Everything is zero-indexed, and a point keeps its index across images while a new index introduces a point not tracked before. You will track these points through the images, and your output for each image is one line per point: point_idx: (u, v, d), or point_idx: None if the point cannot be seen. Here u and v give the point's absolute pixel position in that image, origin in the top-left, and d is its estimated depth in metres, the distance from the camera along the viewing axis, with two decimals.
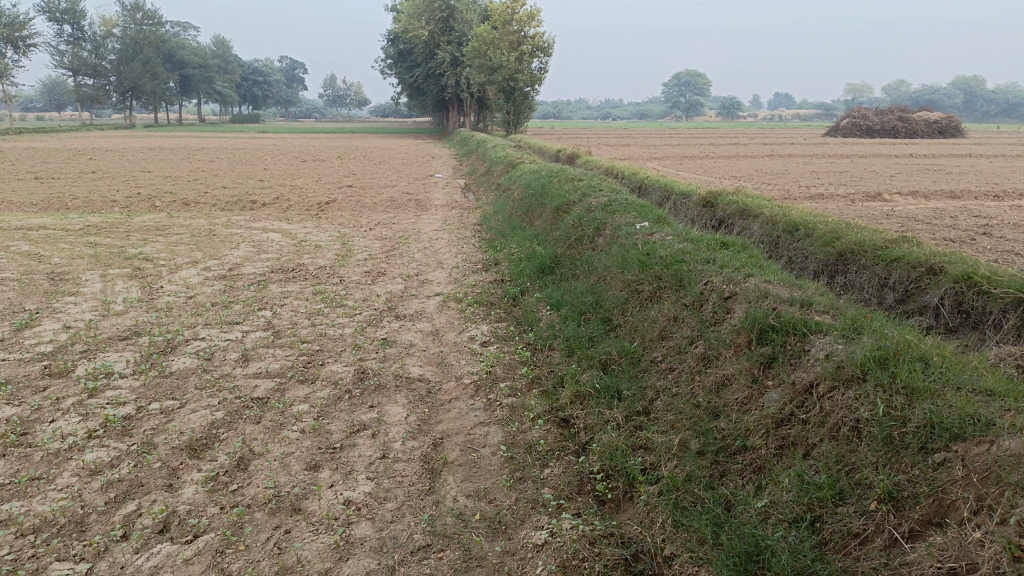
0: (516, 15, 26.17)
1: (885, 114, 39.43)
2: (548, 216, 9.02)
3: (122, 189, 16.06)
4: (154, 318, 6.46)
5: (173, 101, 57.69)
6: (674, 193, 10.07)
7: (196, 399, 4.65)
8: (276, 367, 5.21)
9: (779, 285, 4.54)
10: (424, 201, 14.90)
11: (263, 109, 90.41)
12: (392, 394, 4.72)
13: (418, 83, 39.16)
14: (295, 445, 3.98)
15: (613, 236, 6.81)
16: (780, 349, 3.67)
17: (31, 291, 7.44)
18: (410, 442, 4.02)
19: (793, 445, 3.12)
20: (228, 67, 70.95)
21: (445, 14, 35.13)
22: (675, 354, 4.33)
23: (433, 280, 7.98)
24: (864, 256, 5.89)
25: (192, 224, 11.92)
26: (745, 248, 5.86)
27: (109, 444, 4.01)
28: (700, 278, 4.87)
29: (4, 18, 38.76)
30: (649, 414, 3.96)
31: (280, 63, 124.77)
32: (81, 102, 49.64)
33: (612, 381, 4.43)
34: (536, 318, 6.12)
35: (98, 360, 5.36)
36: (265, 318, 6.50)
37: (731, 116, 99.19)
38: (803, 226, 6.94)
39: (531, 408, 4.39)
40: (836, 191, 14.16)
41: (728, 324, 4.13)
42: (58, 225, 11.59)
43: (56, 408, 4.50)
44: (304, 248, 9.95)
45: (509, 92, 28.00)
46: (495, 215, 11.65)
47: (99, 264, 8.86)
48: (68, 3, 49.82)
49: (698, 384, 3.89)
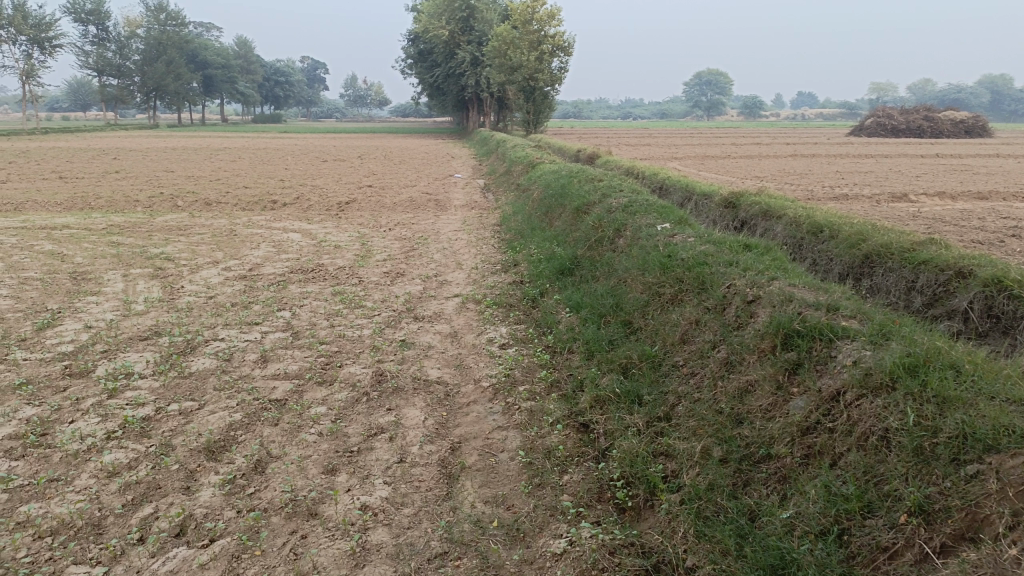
0: (536, 15, 26.13)
1: (910, 114, 38.96)
2: (568, 217, 8.96)
3: (145, 189, 16.19)
4: (175, 318, 6.48)
5: (196, 101, 58.22)
6: (695, 194, 9.97)
7: (214, 400, 4.65)
8: (295, 369, 5.20)
9: (804, 288, 4.45)
10: (443, 201, 14.90)
11: (285, 109, 91.02)
12: (410, 397, 4.68)
13: (438, 83, 39.21)
14: (313, 448, 3.96)
15: (634, 238, 6.74)
16: (805, 355, 3.59)
17: (54, 290, 7.50)
18: (428, 446, 3.98)
19: (819, 454, 3.04)
20: (251, 67, 71.51)
21: (465, 13, 35.15)
22: (697, 358, 4.25)
23: (451, 281, 7.95)
24: (891, 259, 5.76)
25: (213, 224, 11.98)
26: (768, 250, 5.76)
27: (128, 445, 4.01)
28: (723, 281, 4.79)
29: (32, 19, 39.31)
30: (670, 420, 3.89)
31: (301, 64, 125.60)
32: (106, 102, 50.26)
33: (632, 386, 4.36)
34: (555, 321, 6.06)
35: (118, 360, 5.37)
36: (284, 318, 6.49)
37: (753, 116, 98.49)
38: (827, 228, 6.82)
39: (550, 412, 4.34)
40: (860, 193, 13.97)
41: (752, 329, 4.05)
42: (82, 224, 11.69)
43: (76, 409, 4.51)
44: (324, 248, 9.96)
45: (528, 92, 27.95)
46: (514, 215, 11.61)
47: (121, 263, 8.92)
48: (93, 5, 50.43)
49: (721, 390, 3.81)
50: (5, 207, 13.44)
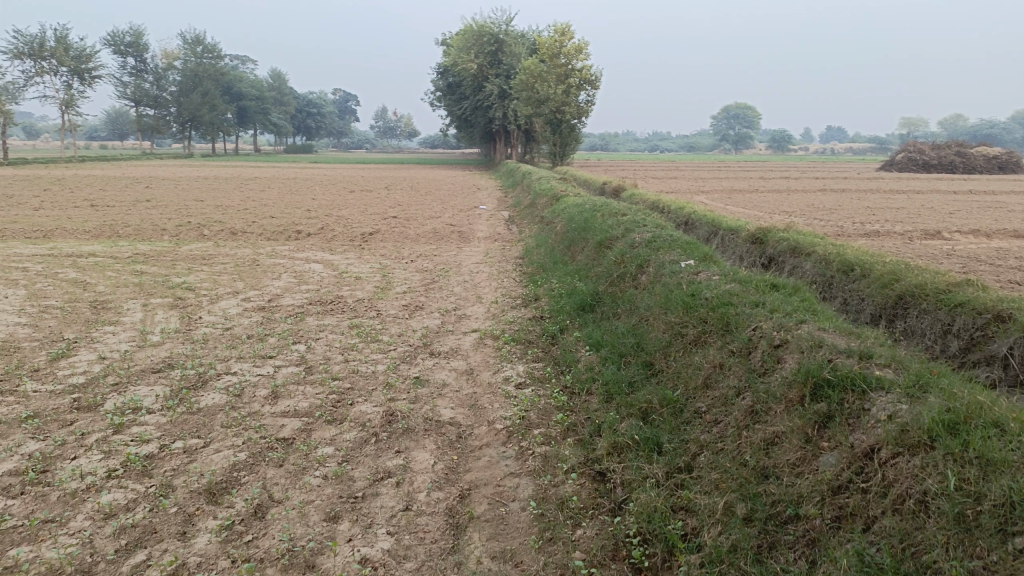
0: (563, 49, 26.45)
1: (941, 149, 38.59)
2: (591, 251, 8.81)
3: (173, 217, 16.35)
4: (189, 351, 6.40)
5: (230, 131, 59.36)
6: (721, 228, 9.79)
7: (220, 438, 4.51)
8: (305, 406, 5.06)
9: (835, 331, 4.22)
10: (467, 232, 14.85)
11: (316, 139, 92.51)
12: (421, 439, 4.51)
13: (466, 115, 39.60)
14: (316, 493, 3.80)
15: (657, 274, 6.56)
16: (837, 407, 3.37)
17: (72, 320, 7.48)
18: (436, 493, 3.81)
19: (852, 516, 2.83)
20: (283, 99, 72.84)
21: (494, 47, 35.59)
22: (720, 405, 4.04)
23: (470, 315, 7.82)
24: (926, 300, 5.52)
25: (236, 253, 12.01)
26: (797, 290, 5.55)
27: (128, 485, 3.89)
28: (749, 323, 4.58)
29: (73, 50, 40.49)
30: (692, 471, 3.68)
31: (334, 96, 127.89)
32: (142, 132, 51.44)
33: (651, 432, 4.15)
34: (574, 360, 5.88)
35: (128, 394, 5.28)
36: (299, 352, 6.38)
37: (781, 150, 98.24)
38: (859, 267, 6.60)
39: (565, 459, 4.14)
40: (892, 229, 13.69)
41: (779, 376, 3.84)
42: (108, 252, 11.79)
43: (79, 445, 4.40)
44: (344, 279, 9.89)
45: (555, 125, 28.04)
46: (537, 248, 11.49)
47: (142, 293, 8.91)
48: (133, 38, 51.87)
49: (746, 441, 3.60)
50: (35, 234, 13.61)
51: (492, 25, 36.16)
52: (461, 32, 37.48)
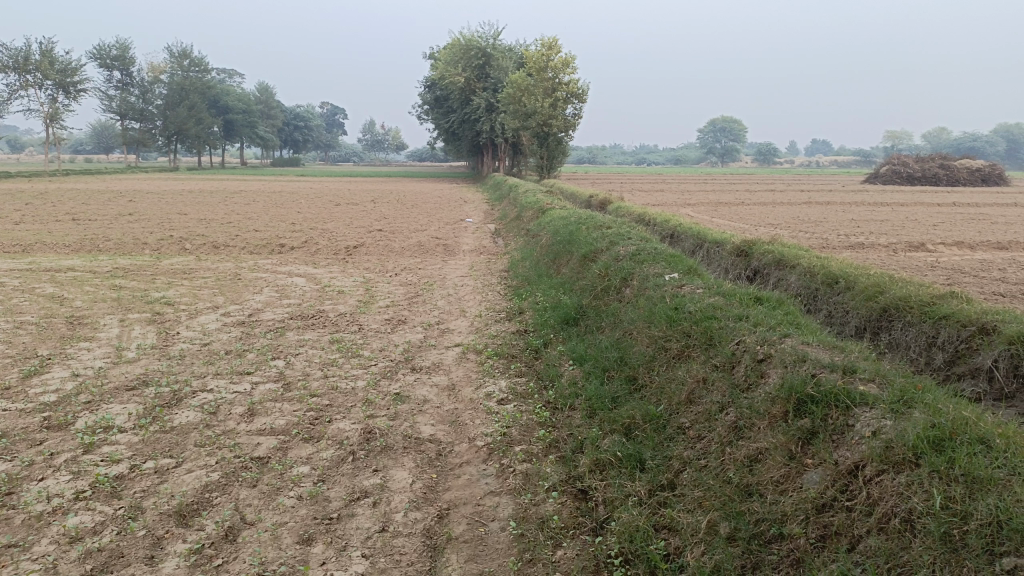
0: (551, 62, 26.56)
1: (925, 162, 38.98)
2: (575, 264, 8.76)
3: (156, 231, 16.18)
4: (165, 367, 6.27)
5: (217, 145, 59.12)
6: (706, 241, 9.77)
7: (193, 458, 4.40)
8: (282, 423, 4.95)
9: (818, 345, 4.17)
10: (452, 245, 14.77)
11: (303, 153, 92.34)
12: (400, 457, 4.41)
13: (453, 129, 39.61)
14: (290, 514, 3.69)
15: (641, 287, 6.51)
16: (821, 423, 3.31)
17: (47, 336, 7.33)
18: (413, 513, 3.71)
19: (836, 536, 2.76)
20: (270, 112, 72.69)
21: (481, 61, 35.65)
22: (703, 421, 3.98)
23: (453, 329, 7.74)
24: (910, 313, 5.50)
25: (218, 268, 11.87)
26: (781, 303, 5.50)
27: (95, 508, 3.76)
28: (733, 337, 4.52)
29: (58, 64, 40.25)
30: (675, 489, 3.60)
31: (322, 109, 127.89)
32: (128, 145, 51.12)
33: (634, 448, 4.08)
34: (557, 374, 5.80)
35: (99, 412, 5.15)
36: (278, 368, 6.27)
37: (767, 163, 98.94)
38: (843, 279, 6.57)
39: (546, 476, 4.06)
40: (876, 241, 13.74)
41: (763, 391, 3.77)
42: (87, 267, 11.63)
43: (47, 465, 4.28)
44: (327, 293, 9.79)
45: (542, 138, 28.06)
46: (522, 261, 11.43)
47: (120, 308, 8.78)
48: (119, 51, 51.65)
49: (730, 458, 3.53)
50: (13, 249, 13.41)
51: (479, 39, 36.28)
52: (448, 46, 37.57)
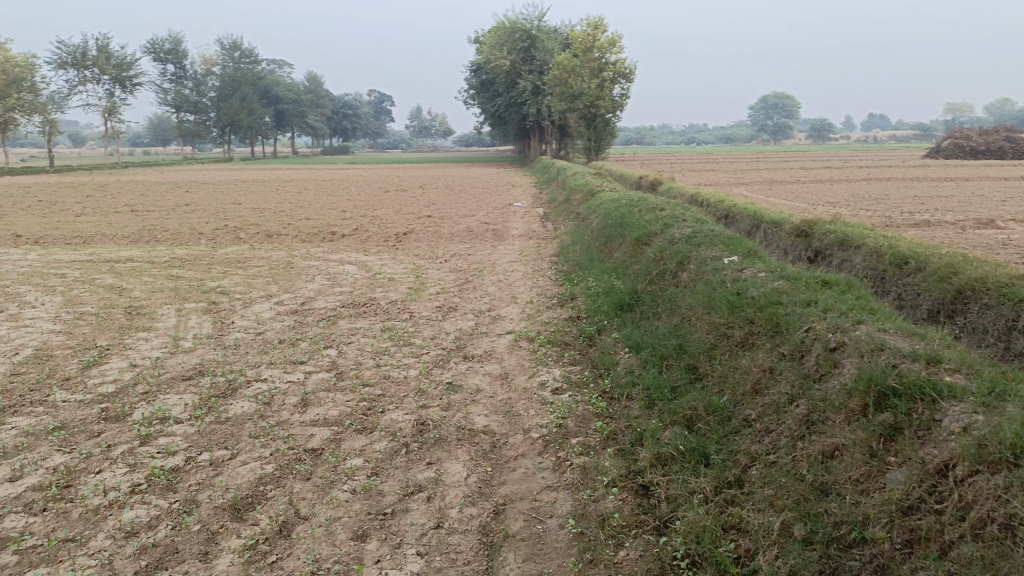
0: (598, 42, 26.09)
1: (990, 135, 37.38)
2: (628, 248, 8.54)
3: (210, 221, 16.44)
4: (220, 357, 6.30)
5: (268, 134, 60.04)
6: (764, 222, 9.43)
7: (248, 450, 4.37)
8: (335, 414, 4.90)
9: (896, 332, 3.90)
10: (502, 231, 14.64)
11: (352, 141, 93.27)
12: (453, 449, 4.31)
13: (500, 112, 39.41)
14: (344, 509, 3.62)
15: (699, 271, 6.27)
16: (904, 418, 3.07)
17: (106, 326, 7.45)
18: (468, 509, 3.60)
19: (925, 541, 2.56)
20: (320, 101, 73.44)
21: (527, 43, 35.34)
22: (772, 413, 3.77)
23: (505, 316, 7.62)
24: (987, 295, 5.17)
25: (271, 256, 11.98)
26: (851, 286, 5.21)
27: (151, 502, 3.75)
28: (801, 323, 4.28)
29: (114, 59, 41.24)
30: (743, 486, 3.42)
31: (370, 97, 128.96)
32: (183, 137, 52.25)
33: (698, 442, 3.90)
34: (613, 363, 5.63)
35: (156, 403, 5.18)
36: (330, 357, 6.24)
37: (822, 139, 96.25)
38: (913, 259, 6.23)
39: (606, 471, 3.91)
40: (942, 218, 13.13)
41: (838, 382, 3.55)
42: (145, 257, 11.85)
43: (104, 458, 4.30)
44: (378, 280, 9.78)
45: (589, 120, 27.65)
46: (573, 246, 11.24)
47: (177, 297, 8.89)
48: (172, 44, 52.76)
49: (803, 455, 3.33)
50: (75, 241, 13.75)
51: (524, 21, 35.94)
52: (493, 29, 37.34)
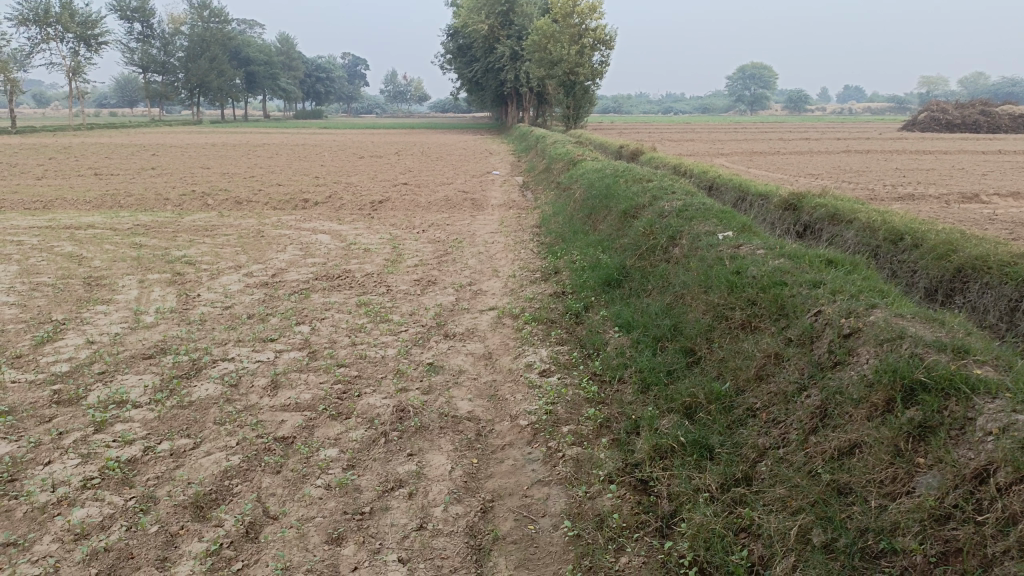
0: (577, 8, 25.48)
1: (965, 108, 37.42)
2: (614, 221, 8.24)
3: (178, 186, 15.84)
4: (185, 333, 5.92)
5: (240, 97, 58.56)
6: (749, 194, 9.17)
7: (213, 438, 4.04)
8: (307, 398, 4.57)
9: (913, 318, 3.65)
10: (480, 200, 14.23)
11: (326, 105, 91.57)
12: (436, 439, 4.01)
13: (478, 78, 38.71)
14: (317, 507, 3.32)
15: (692, 247, 5.99)
16: (935, 415, 2.82)
17: (63, 298, 7.01)
18: (454, 507, 3.31)
19: (963, 555, 2.31)
20: (292, 63, 71.73)
21: (505, 7, 34.53)
22: (780, 404, 3.52)
23: (486, 291, 7.29)
24: (988, 274, 4.94)
25: (241, 224, 11.51)
26: (856, 266, 4.95)
27: (104, 499, 3.42)
28: (809, 307, 4.03)
29: (78, 16, 39.66)
30: (752, 483, 3.17)
31: (344, 61, 126.48)
32: (150, 98, 50.75)
33: (700, 433, 3.64)
34: (603, 343, 5.34)
35: (114, 385, 4.81)
36: (303, 334, 5.89)
37: (797, 110, 96.24)
38: (909, 235, 5.99)
39: (601, 464, 3.64)
40: (925, 192, 12.97)
41: (855, 373, 3.29)
42: (107, 224, 11.32)
43: (55, 447, 3.95)
44: (353, 251, 9.40)
45: (568, 87, 27.14)
46: (554, 217, 10.93)
47: (140, 268, 8.45)
48: (138, 2, 50.97)
49: (817, 451, 3.08)
50: (34, 206, 13.13)
51: None
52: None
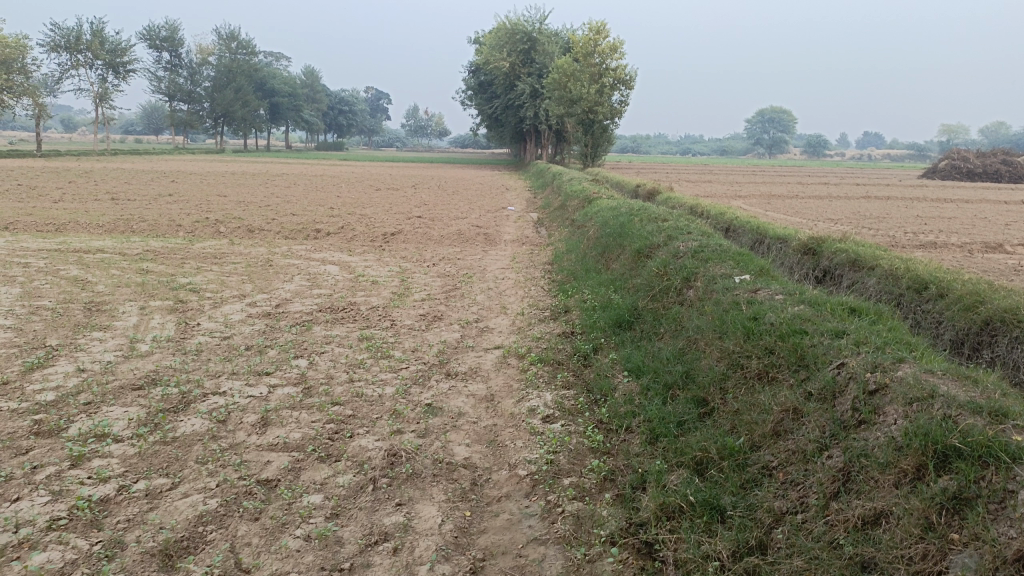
0: (598, 47, 25.61)
1: (986, 157, 37.15)
2: (628, 260, 8.04)
3: (192, 213, 15.82)
4: (178, 364, 5.72)
5: (263, 128, 59.37)
6: (767, 237, 8.94)
7: (192, 479, 3.81)
8: (296, 438, 4.34)
9: (944, 374, 3.38)
10: (493, 235, 14.11)
11: (347, 138, 92.64)
12: (427, 488, 3.76)
13: (497, 114, 38.99)
14: (293, 561, 3.08)
15: (707, 290, 5.76)
16: (971, 486, 2.55)
17: (61, 323, 6.86)
18: (441, 567, 3.06)
19: None
20: (316, 96, 72.74)
21: (526, 46, 34.96)
22: (798, 463, 3.25)
23: (493, 328, 7.08)
24: (1020, 328, 4.65)
25: (250, 252, 11.40)
26: (880, 316, 4.69)
27: (67, 542, 3.19)
28: (831, 359, 3.77)
29: (108, 44, 40.50)
30: (766, 552, 2.90)
31: (367, 95, 128.35)
32: (175, 126, 51.52)
33: (711, 492, 3.37)
34: (610, 388, 5.09)
35: (97, 417, 4.60)
36: (299, 368, 5.68)
37: (817, 154, 96.23)
38: (934, 284, 5.72)
39: (602, 522, 3.37)
40: (948, 240, 12.70)
41: (882, 435, 3.03)
42: (117, 248, 11.25)
43: (26, 482, 3.73)
44: (360, 283, 9.23)
45: (587, 125, 27.15)
46: (567, 254, 10.75)
47: (143, 294, 8.30)
48: (168, 32, 52.01)
49: (838, 520, 2.81)
50: (47, 228, 13.13)
51: (525, 23, 35.48)
52: (493, 31, 36.86)
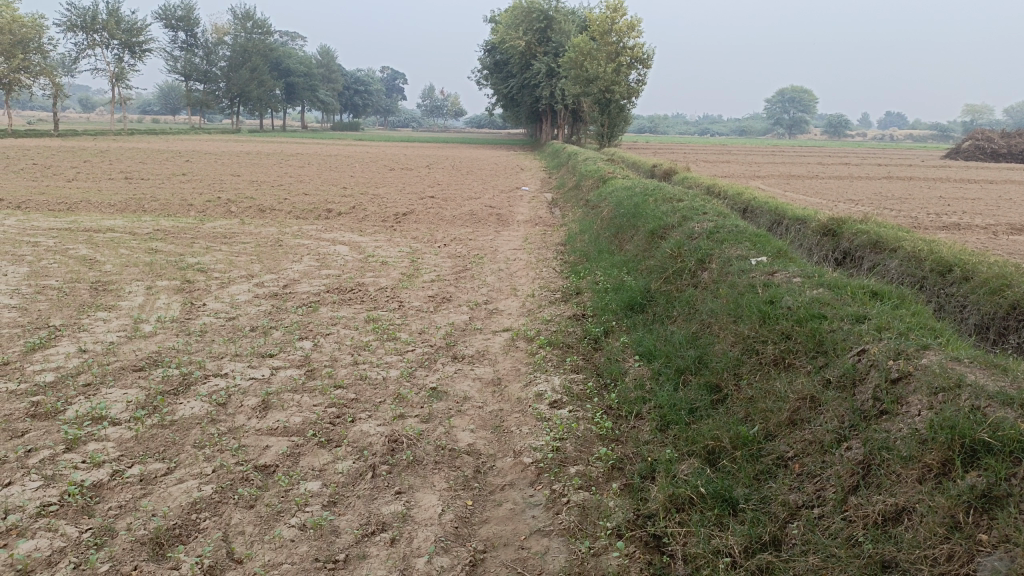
0: (615, 25, 25.18)
1: (1011, 137, 36.41)
2: (641, 241, 7.86)
3: (205, 192, 15.74)
4: (181, 345, 5.63)
5: (278, 108, 59.23)
6: (786, 218, 8.71)
7: (188, 464, 3.71)
8: (297, 422, 4.22)
9: (971, 363, 3.20)
10: (506, 215, 13.93)
11: (363, 118, 92.43)
12: (429, 475, 3.64)
13: (512, 94, 38.59)
14: (287, 552, 2.97)
15: (721, 272, 5.58)
16: (1002, 484, 2.39)
17: (66, 303, 6.78)
18: (439, 559, 2.93)
19: None
20: (331, 76, 72.48)
21: (543, 24, 34.47)
22: (815, 455, 3.09)
23: (502, 310, 6.93)
24: None
25: (261, 232, 11.30)
26: (902, 300, 4.49)
27: (56, 530, 3.09)
28: (851, 345, 3.59)
29: (124, 24, 40.35)
30: (780, 548, 2.75)
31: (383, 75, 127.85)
32: (192, 106, 51.44)
33: (724, 484, 3.22)
34: (621, 372, 4.94)
35: (96, 399, 4.51)
36: (303, 350, 5.56)
37: (837, 134, 94.91)
38: (959, 267, 5.50)
39: (609, 514, 3.24)
40: (972, 221, 12.38)
41: (906, 426, 2.86)
42: (128, 228, 11.18)
43: (18, 466, 3.64)
44: (369, 264, 9.10)
45: (603, 105, 26.75)
46: (580, 235, 10.57)
47: (151, 274, 8.21)
48: (183, 12, 51.82)
49: (858, 515, 2.66)
50: (59, 207, 13.08)
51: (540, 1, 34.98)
52: (509, 9, 36.37)
